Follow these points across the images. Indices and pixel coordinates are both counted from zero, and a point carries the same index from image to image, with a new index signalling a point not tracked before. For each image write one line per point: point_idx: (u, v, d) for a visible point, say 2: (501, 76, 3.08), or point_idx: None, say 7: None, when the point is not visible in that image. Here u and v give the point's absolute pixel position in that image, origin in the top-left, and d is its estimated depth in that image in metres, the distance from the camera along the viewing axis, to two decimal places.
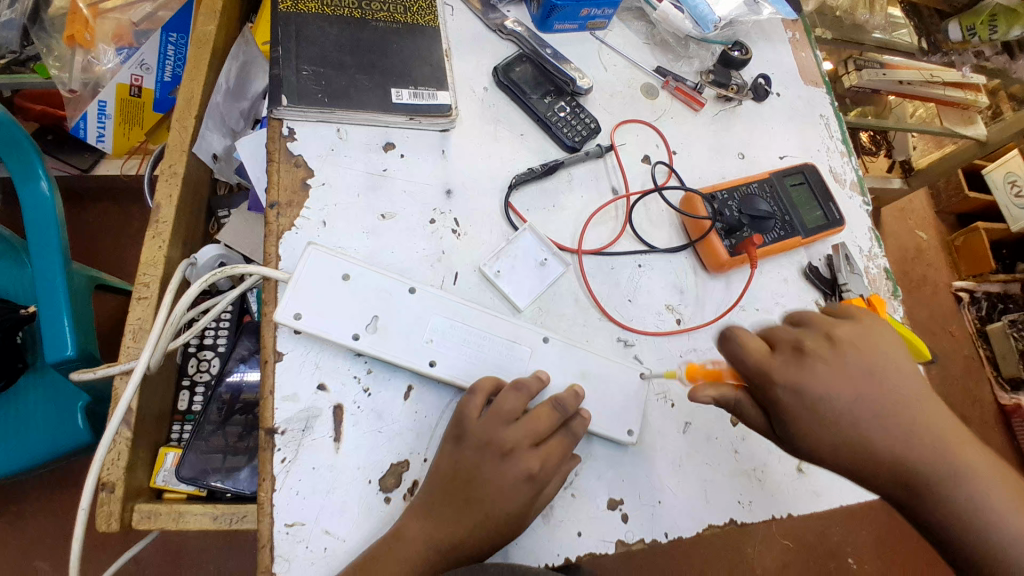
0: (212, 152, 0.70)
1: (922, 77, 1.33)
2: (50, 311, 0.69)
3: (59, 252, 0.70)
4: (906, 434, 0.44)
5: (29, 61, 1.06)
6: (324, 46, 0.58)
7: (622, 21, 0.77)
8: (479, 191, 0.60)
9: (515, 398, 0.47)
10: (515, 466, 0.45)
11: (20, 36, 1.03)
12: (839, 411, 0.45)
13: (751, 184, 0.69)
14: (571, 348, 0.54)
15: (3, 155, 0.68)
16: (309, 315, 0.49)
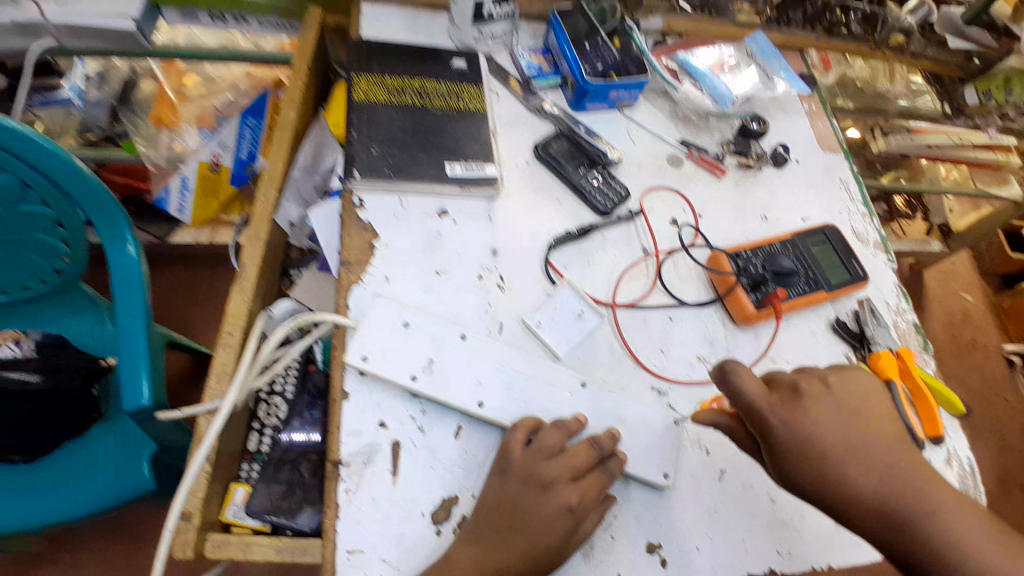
0: (290, 219, 0.82)
1: (951, 141, 1.36)
2: (130, 365, 0.78)
3: (142, 309, 0.81)
4: (881, 479, 0.48)
5: (116, 138, 1.24)
6: (390, 129, 0.69)
7: (647, 99, 0.85)
8: (521, 252, 0.67)
9: (554, 434, 0.52)
10: (556, 497, 0.49)
11: (108, 114, 1.23)
12: (825, 450, 0.49)
13: (774, 244, 0.73)
14: (607, 392, 0.59)
15: (97, 222, 0.76)
16: (373, 358, 0.55)
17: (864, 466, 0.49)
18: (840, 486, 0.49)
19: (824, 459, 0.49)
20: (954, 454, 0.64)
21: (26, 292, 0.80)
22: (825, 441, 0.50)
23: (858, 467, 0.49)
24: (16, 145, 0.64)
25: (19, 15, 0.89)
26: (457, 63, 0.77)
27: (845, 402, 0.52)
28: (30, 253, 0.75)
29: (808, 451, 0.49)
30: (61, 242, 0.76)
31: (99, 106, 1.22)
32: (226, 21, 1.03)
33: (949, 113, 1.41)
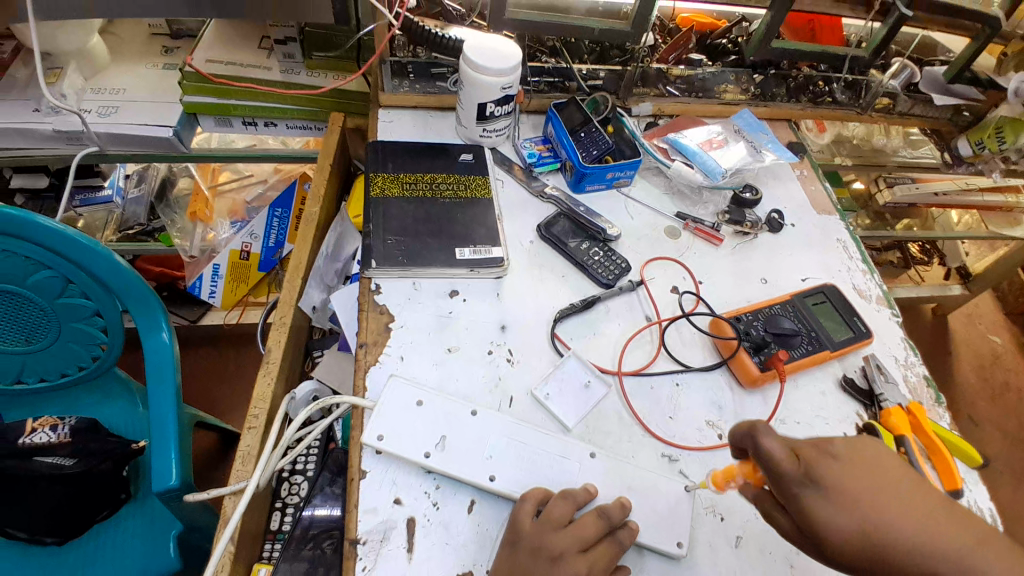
0: (313, 304, 0.87)
1: (957, 187, 1.54)
2: (161, 446, 0.83)
3: (172, 393, 0.86)
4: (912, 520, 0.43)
5: (154, 232, 1.34)
6: (403, 220, 0.75)
7: (643, 177, 0.91)
8: (529, 327, 0.71)
9: (562, 506, 0.53)
10: (565, 569, 0.49)
11: (147, 211, 1.35)
12: (844, 489, 0.45)
13: (774, 306, 0.76)
14: (615, 461, 0.60)
15: (136, 312, 0.82)
16: (387, 436, 0.58)
17: (894, 511, 0.43)
18: (867, 531, 0.43)
19: (842, 504, 0.44)
20: (976, 507, 0.68)
21: (67, 376, 0.87)
22: (841, 485, 0.45)
23: (882, 514, 0.43)
24: (62, 244, 0.72)
25: (62, 125, 1.01)
26: (464, 157, 0.85)
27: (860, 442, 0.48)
28: (71, 341, 0.82)
29: (828, 497, 0.45)
30: (100, 331, 0.82)
31: (138, 203, 1.34)
32: (257, 125, 1.15)
33: (949, 162, 1.36)
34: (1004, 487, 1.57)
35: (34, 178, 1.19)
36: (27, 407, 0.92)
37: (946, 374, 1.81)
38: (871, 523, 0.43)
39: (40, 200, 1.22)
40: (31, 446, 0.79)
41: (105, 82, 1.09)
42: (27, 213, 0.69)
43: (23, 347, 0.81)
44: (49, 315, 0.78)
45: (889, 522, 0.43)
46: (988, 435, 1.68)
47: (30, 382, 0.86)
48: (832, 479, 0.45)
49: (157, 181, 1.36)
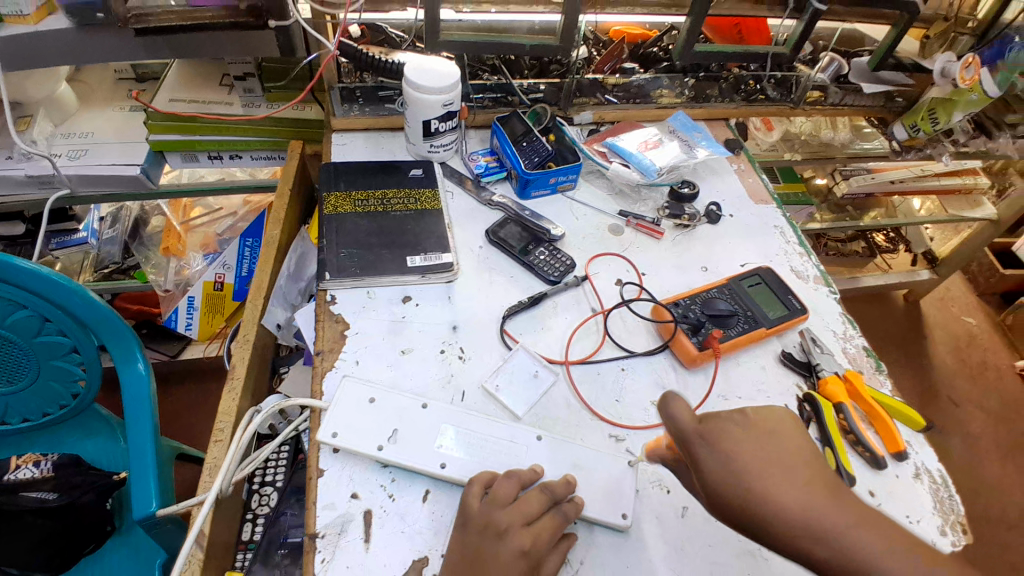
0: (277, 322, 0.89)
1: (912, 175, 1.59)
2: (140, 476, 0.85)
3: (150, 426, 0.88)
4: (789, 492, 0.48)
5: (128, 270, 1.39)
6: (355, 234, 0.79)
7: (587, 181, 0.96)
8: (480, 326, 0.75)
9: (506, 483, 0.56)
10: (511, 544, 0.52)
11: (121, 250, 1.40)
12: (741, 462, 0.50)
13: (711, 290, 0.80)
14: (561, 442, 0.64)
15: (111, 347, 0.85)
16: (341, 433, 0.61)
17: (776, 485, 0.48)
18: (750, 499, 0.48)
19: (735, 472, 0.50)
20: (921, 468, 0.71)
21: (49, 415, 0.89)
22: (736, 458, 0.50)
23: (767, 487, 0.48)
24: (38, 284, 0.74)
25: (34, 170, 1.05)
26: (414, 172, 0.90)
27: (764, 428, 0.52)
28: (51, 379, 0.84)
29: (723, 467, 0.50)
30: (77, 366, 0.84)
31: (112, 243, 1.41)
32: (222, 158, 1.19)
33: (896, 150, 1.41)
34: (988, 462, 1.61)
35: (9, 225, 1.23)
36: (13, 447, 0.94)
37: (922, 356, 1.86)
38: (754, 493, 0.48)
39: (17, 246, 1.26)
40: (16, 481, 0.82)
41: (75, 126, 1.14)
42: (6, 256, 0.72)
43: (5, 386, 0.84)
44: (27, 355, 0.81)
45: (769, 485, 0.48)
46: (967, 413, 1.73)
47: (12, 423, 0.88)
48: (732, 445, 0.51)
49: (131, 221, 1.42)
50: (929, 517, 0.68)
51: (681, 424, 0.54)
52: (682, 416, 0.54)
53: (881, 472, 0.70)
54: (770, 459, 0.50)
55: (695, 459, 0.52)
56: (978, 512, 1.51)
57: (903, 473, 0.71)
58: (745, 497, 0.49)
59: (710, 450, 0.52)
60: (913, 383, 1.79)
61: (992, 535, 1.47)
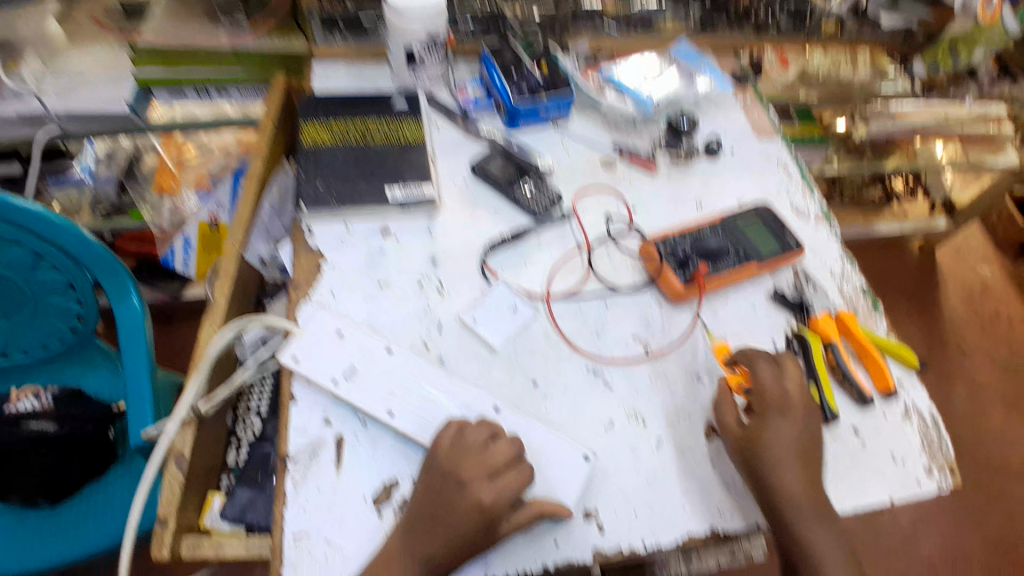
0: (260, 257, 0.89)
1: (937, 119, 1.40)
2: (136, 406, 0.85)
3: (145, 357, 0.87)
4: (798, 480, 0.58)
5: (124, 209, 1.38)
6: (334, 164, 0.77)
7: (580, 112, 0.91)
8: (459, 258, 0.73)
9: (477, 431, 0.57)
10: (468, 496, 0.54)
11: (116, 189, 1.38)
12: (781, 443, 0.59)
13: (702, 226, 0.77)
14: (519, 416, 0.61)
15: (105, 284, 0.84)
16: (302, 359, 0.62)
17: (793, 469, 0.58)
18: (770, 466, 0.58)
19: (772, 446, 0.59)
20: (912, 408, 0.69)
21: (49, 348, 0.90)
22: (779, 438, 0.59)
23: (787, 467, 0.58)
24: (32, 223, 0.74)
25: (24, 109, 1.05)
26: (398, 104, 0.84)
27: (803, 424, 0.61)
28: (51, 315, 0.85)
29: (771, 437, 0.59)
30: (74, 301, 0.85)
31: (108, 182, 1.38)
32: (211, 94, 1.15)
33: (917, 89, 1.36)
34: (995, 414, 1.59)
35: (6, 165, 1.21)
36: (14, 376, 0.94)
37: (933, 307, 1.81)
38: (773, 465, 0.58)
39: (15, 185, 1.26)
40: (16, 413, 0.82)
41: (65, 65, 1.10)
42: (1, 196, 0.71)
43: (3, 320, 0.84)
44: (26, 292, 0.82)
45: (788, 466, 0.58)
46: (975, 364, 1.69)
47: (15, 356, 0.89)
48: (780, 429, 0.60)
49: (128, 162, 1.40)
50: (917, 456, 0.67)
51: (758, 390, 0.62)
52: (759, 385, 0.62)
53: (868, 411, 0.68)
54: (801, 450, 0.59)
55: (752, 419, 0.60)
56: (978, 459, 1.50)
57: (891, 413, 0.69)
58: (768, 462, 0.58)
59: (765, 422, 0.60)
60: (923, 334, 1.74)
61: (990, 482, 1.47)
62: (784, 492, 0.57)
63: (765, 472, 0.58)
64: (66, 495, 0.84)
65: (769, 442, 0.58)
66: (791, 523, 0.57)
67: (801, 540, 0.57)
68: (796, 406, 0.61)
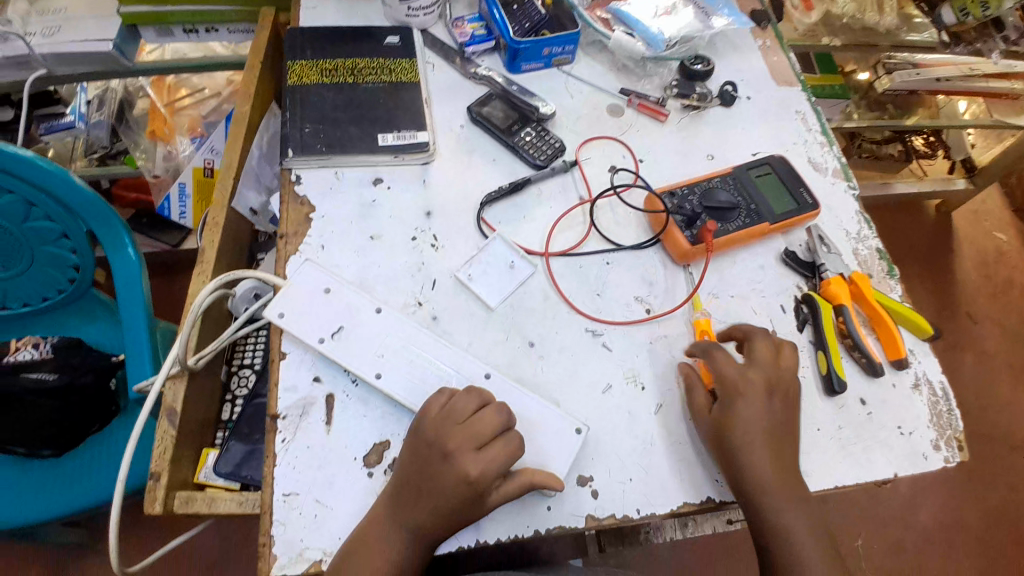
0: (251, 207, 0.85)
1: (960, 73, 1.35)
2: (136, 359, 0.85)
3: (143, 310, 0.86)
4: (767, 463, 0.56)
5: (118, 155, 1.32)
6: (323, 108, 0.72)
7: (587, 54, 0.84)
8: (454, 211, 0.69)
9: (466, 400, 0.55)
10: (455, 468, 0.52)
11: (108, 134, 1.31)
12: (751, 426, 0.57)
13: (713, 179, 0.73)
14: (511, 384, 0.59)
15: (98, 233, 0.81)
16: (288, 314, 0.60)
17: (762, 450, 0.56)
18: (740, 448, 0.56)
19: (740, 428, 0.57)
20: (922, 379, 0.68)
21: (49, 300, 0.88)
22: (751, 420, 0.57)
23: (756, 449, 0.56)
24: (15, 167, 0.71)
25: (9, 51, 0.98)
26: (390, 39, 0.80)
27: (777, 404, 0.58)
28: (46, 265, 0.83)
29: (739, 419, 0.57)
30: (70, 252, 0.82)
31: (99, 127, 1.30)
32: (199, 33, 1.07)
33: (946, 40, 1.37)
34: (1002, 383, 1.58)
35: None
36: (18, 328, 0.93)
37: (946, 272, 1.76)
38: (740, 446, 0.56)
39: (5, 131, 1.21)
40: (15, 363, 0.80)
41: (50, 3, 1.03)
42: None
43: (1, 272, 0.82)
44: (18, 238, 0.79)
45: (756, 449, 0.56)
46: (984, 332, 1.66)
47: (14, 307, 0.88)
48: (751, 410, 0.57)
49: (116, 105, 1.31)
50: (924, 430, 0.65)
51: (733, 370, 0.59)
52: (736, 363, 0.60)
53: (877, 380, 0.67)
54: (772, 431, 0.57)
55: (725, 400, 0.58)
56: (981, 431, 1.49)
57: (902, 383, 0.67)
58: (737, 445, 0.56)
59: (737, 404, 0.58)
60: (934, 299, 1.71)
61: (992, 454, 1.47)
62: (756, 475, 0.55)
63: (737, 455, 0.56)
64: (71, 446, 0.84)
65: (737, 426, 0.56)
66: (762, 506, 0.55)
67: (772, 522, 0.55)
68: (775, 383, 0.59)
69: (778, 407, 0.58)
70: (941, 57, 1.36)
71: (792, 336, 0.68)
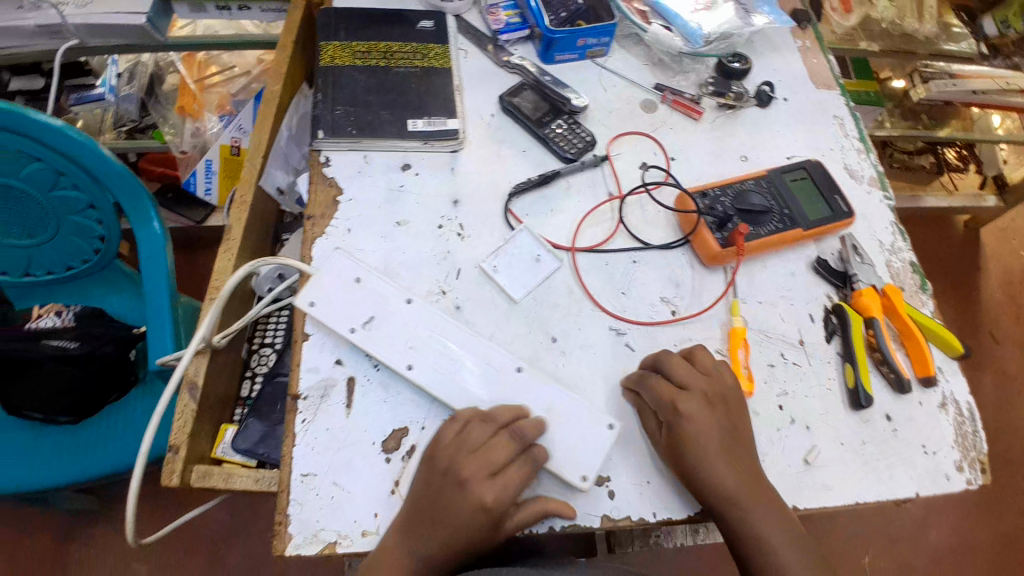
0: (278, 186, 0.85)
1: (997, 86, 1.33)
2: (156, 333, 0.85)
3: (166, 284, 0.86)
4: (729, 474, 0.53)
5: (147, 129, 1.34)
6: (355, 90, 0.71)
7: (622, 47, 0.83)
8: (482, 200, 0.69)
9: (481, 428, 0.53)
10: (469, 495, 0.50)
11: (138, 108, 1.32)
12: (705, 438, 0.54)
13: (747, 182, 0.71)
14: (542, 379, 0.58)
15: (124, 205, 0.82)
16: (318, 304, 0.60)
17: (723, 461, 0.53)
18: (698, 460, 0.54)
19: (694, 440, 0.54)
20: (949, 398, 0.66)
21: (73, 270, 0.89)
22: (704, 433, 0.54)
23: (717, 462, 0.53)
24: (47, 136, 0.72)
25: (42, 19, 0.97)
26: (424, 24, 0.79)
27: (726, 414, 0.56)
28: (72, 234, 0.84)
29: (687, 432, 0.54)
30: (95, 223, 0.83)
31: (129, 101, 1.31)
32: (232, 10, 1.08)
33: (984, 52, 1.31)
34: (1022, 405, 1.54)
35: (30, 79, 1.21)
36: (42, 295, 0.95)
37: (971, 289, 1.72)
38: (699, 457, 0.54)
39: (37, 101, 1.23)
40: (37, 330, 0.81)
41: None
42: (19, 108, 0.69)
43: (27, 239, 0.83)
44: (45, 206, 0.80)
45: (714, 461, 0.53)
46: (1008, 352, 1.63)
47: (38, 275, 0.88)
48: (702, 421, 0.55)
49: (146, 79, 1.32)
50: (948, 450, 0.64)
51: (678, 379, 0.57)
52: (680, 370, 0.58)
53: (904, 397, 0.65)
54: (727, 441, 0.55)
55: (671, 415, 0.55)
56: (1001, 455, 1.46)
57: (927, 400, 0.66)
58: (693, 458, 0.54)
59: (682, 417, 0.55)
60: (957, 316, 1.67)
61: (1011, 477, 1.44)
62: (720, 489, 0.53)
63: (696, 469, 0.54)
64: (88, 415, 0.85)
65: (692, 438, 0.54)
66: (735, 520, 0.53)
67: (751, 536, 0.52)
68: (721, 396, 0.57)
69: (727, 416, 0.56)
70: (980, 68, 1.35)
71: (819, 347, 0.66)
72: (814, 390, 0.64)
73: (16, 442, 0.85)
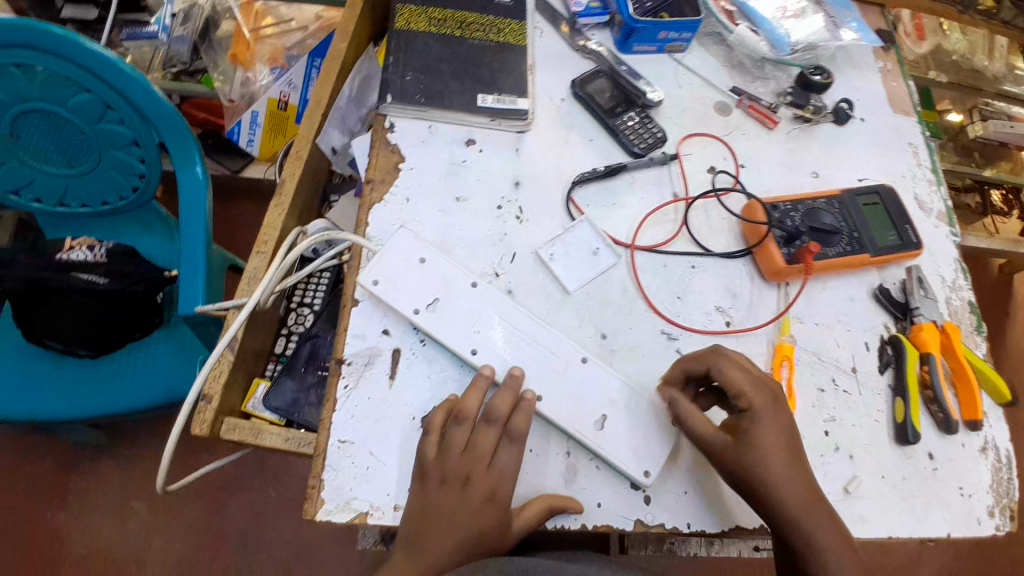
0: (332, 146, 0.83)
1: None
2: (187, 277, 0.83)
3: (203, 231, 0.85)
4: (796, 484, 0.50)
5: (195, 74, 1.29)
6: (427, 57, 0.69)
7: (701, 45, 0.80)
8: (544, 184, 0.67)
9: (503, 452, 0.52)
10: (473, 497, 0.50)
11: (190, 51, 1.26)
12: (778, 442, 0.50)
13: (818, 199, 0.69)
14: (606, 372, 0.57)
15: (170, 145, 0.81)
16: (381, 283, 0.58)
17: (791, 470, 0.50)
18: (764, 465, 0.50)
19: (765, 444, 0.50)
20: (991, 443, 0.64)
21: (109, 206, 0.88)
22: (775, 437, 0.50)
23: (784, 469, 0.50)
24: (102, 67, 0.70)
25: None
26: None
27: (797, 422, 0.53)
28: (113, 169, 0.82)
29: (760, 434, 0.50)
30: (138, 161, 0.81)
31: (182, 43, 1.25)
32: None
33: None
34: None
35: (83, 8, 1.20)
36: (71, 227, 0.93)
37: (997, 335, 1.68)
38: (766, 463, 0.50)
39: (90, 32, 1.22)
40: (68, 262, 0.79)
41: None
42: (72, 34, 0.67)
43: (66, 169, 0.81)
44: (89, 138, 0.78)
45: (783, 468, 0.50)
46: None
47: (72, 206, 0.87)
48: (775, 426, 0.51)
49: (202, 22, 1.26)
50: (982, 494, 0.62)
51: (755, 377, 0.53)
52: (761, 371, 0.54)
53: (948, 437, 0.63)
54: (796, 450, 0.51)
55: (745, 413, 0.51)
56: None
57: (969, 442, 0.64)
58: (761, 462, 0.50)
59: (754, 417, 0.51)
60: None
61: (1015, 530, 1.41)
62: (784, 498, 0.49)
63: (758, 474, 0.50)
64: (107, 350, 0.85)
65: (763, 442, 0.50)
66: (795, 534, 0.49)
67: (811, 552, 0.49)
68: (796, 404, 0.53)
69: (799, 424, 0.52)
70: None
71: (872, 377, 0.64)
72: (861, 420, 0.62)
73: (40, 369, 0.85)
